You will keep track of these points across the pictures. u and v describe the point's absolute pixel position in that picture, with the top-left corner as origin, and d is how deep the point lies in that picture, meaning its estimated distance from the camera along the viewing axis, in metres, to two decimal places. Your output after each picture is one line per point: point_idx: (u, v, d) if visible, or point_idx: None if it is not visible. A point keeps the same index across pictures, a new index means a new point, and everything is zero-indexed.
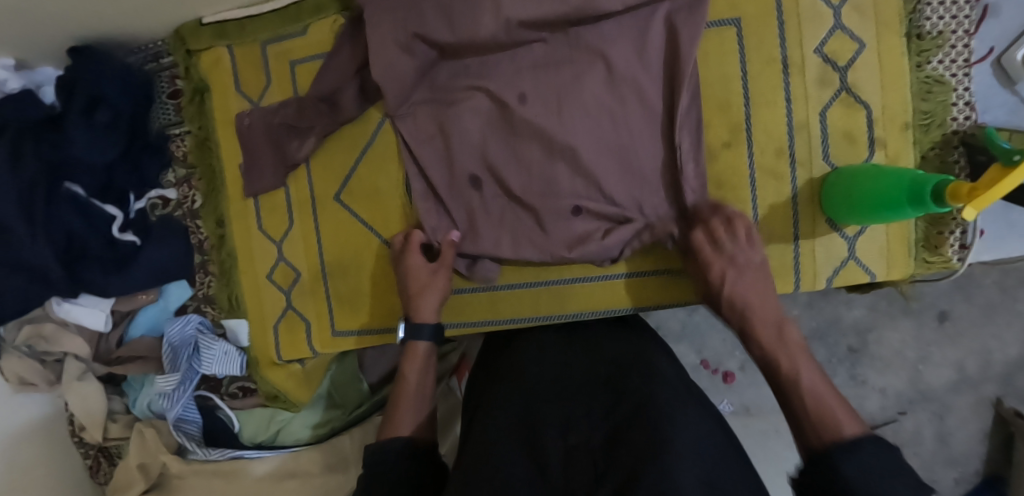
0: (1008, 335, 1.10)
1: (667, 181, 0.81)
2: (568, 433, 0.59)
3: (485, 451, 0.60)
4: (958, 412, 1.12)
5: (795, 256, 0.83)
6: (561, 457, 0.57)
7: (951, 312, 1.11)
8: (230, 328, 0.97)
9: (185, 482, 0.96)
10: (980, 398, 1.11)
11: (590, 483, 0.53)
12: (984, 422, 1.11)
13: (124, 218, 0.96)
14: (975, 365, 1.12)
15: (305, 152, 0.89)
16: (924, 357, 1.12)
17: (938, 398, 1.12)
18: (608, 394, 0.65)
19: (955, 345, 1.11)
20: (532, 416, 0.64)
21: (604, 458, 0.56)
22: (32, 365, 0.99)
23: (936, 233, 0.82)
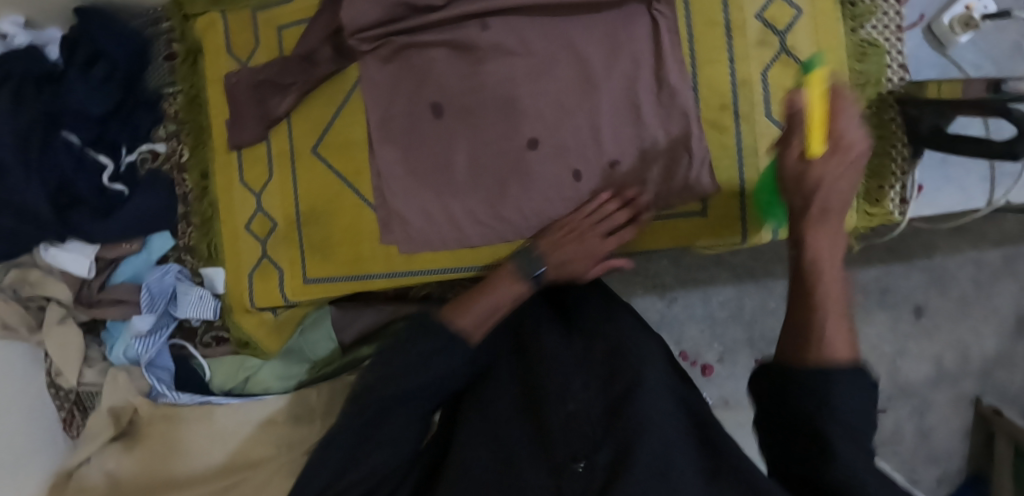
0: (984, 328, 1.22)
1: (630, 132, 0.86)
2: (568, 402, 0.62)
3: (489, 429, 0.65)
4: (937, 408, 1.23)
5: (740, 208, 0.87)
6: (561, 423, 0.61)
7: (927, 307, 1.22)
8: (206, 276, 1.01)
9: (154, 428, 1.00)
10: (959, 394, 1.22)
11: (589, 451, 0.57)
12: (965, 420, 1.23)
13: (114, 169, 1.02)
14: (953, 360, 1.23)
15: (286, 107, 0.94)
16: (902, 350, 1.23)
17: (921, 395, 1.23)
18: (608, 359, 0.66)
19: (931, 339, 1.23)
20: (535, 384, 0.66)
21: (602, 430, 0.59)
22: (16, 308, 1.04)
23: (877, 186, 0.86)
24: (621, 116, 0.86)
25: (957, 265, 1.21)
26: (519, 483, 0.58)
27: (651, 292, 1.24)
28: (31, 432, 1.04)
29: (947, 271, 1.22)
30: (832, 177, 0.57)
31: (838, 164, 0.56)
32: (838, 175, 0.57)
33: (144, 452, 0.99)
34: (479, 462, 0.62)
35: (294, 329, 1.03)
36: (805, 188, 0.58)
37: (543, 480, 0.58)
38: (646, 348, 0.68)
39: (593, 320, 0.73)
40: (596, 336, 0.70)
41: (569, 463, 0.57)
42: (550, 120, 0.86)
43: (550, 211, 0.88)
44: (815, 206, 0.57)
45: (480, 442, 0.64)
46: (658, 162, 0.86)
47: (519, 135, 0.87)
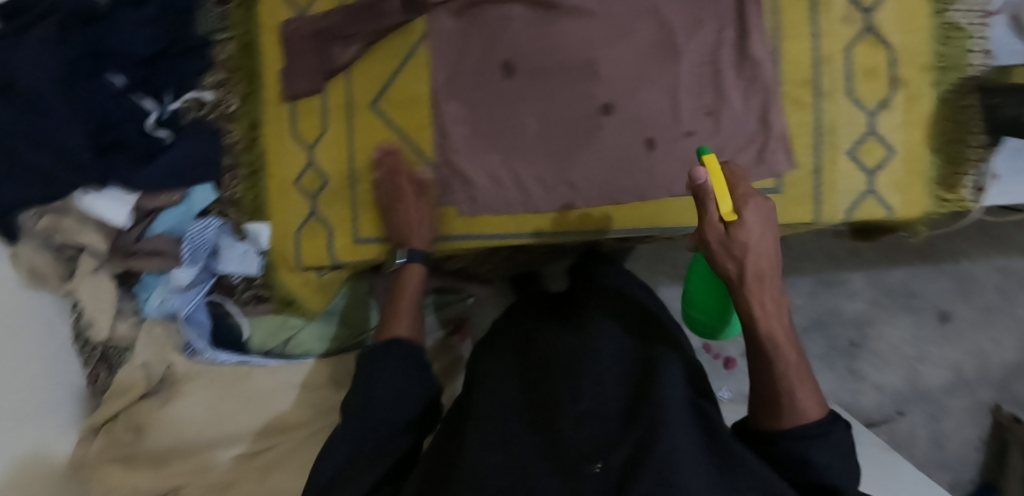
0: (1006, 339, 1.34)
1: (710, 103, 0.85)
2: (577, 404, 0.66)
3: (494, 434, 0.65)
4: (953, 415, 1.34)
5: (816, 185, 0.85)
6: (573, 424, 0.64)
7: (952, 313, 1.35)
8: (250, 232, 0.97)
9: (191, 385, 0.96)
10: (977, 402, 1.34)
11: (601, 449, 0.60)
12: (981, 428, 1.33)
13: (158, 115, 0.97)
14: (971, 367, 1.34)
15: (348, 58, 0.90)
16: (923, 356, 1.35)
17: (937, 401, 1.35)
18: (618, 377, 0.71)
19: (953, 345, 1.35)
20: (546, 391, 0.70)
21: (615, 432, 0.62)
22: (46, 256, 0.99)
23: (952, 173, 0.84)
24: (698, 89, 0.85)
25: (983, 273, 1.34)
26: (531, 481, 0.59)
27: (676, 282, 1.26)
28: (57, 386, 1.00)
29: (975, 278, 1.34)
30: (756, 238, 0.62)
31: (755, 230, 0.62)
32: (755, 240, 0.62)
33: (178, 409, 0.94)
34: (488, 464, 0.61)
35: (336, 293, 1.00)
36: (734, 255, 0.63)
37: (555, 481, 0.58)
38: (656, 364, 0.71)
39: (602, 336, 0.77)
40: (603, 349, 0.75)
41: (582, 464, 0.58)
42: (627, 88, 0.84)
43: (621, 180, 0.86)
44: (750, 273, 0.63)
45: (484, 443, 0.64)
46: (734, 136, 0.85)
47: (594, 98, 0.85)
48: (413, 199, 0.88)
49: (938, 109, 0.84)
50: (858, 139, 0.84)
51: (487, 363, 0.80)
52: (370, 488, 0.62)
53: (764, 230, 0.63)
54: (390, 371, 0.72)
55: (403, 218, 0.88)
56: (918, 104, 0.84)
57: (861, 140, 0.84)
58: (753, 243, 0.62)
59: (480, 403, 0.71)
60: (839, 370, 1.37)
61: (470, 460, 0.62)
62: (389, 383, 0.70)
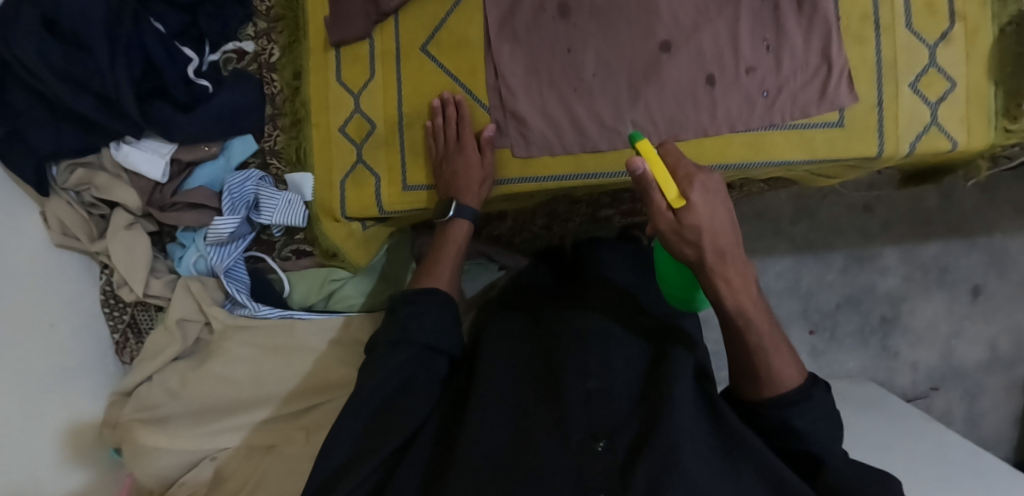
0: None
1: (770, 40, 0.84)
2: (588, 379, 0.66)
3: (504, 403, 0.66)
4: (988, 392, 1.36)
5: (878, 119, 0.84)
6: (582, 400, 0.65)
7: (985, 287, 1.34)
8: (292, 181, 0.94)
9: (228, 342, 0.92)
10: (1013, 379, 1.36)
11: (607, 430, 0.62)
12: (1014, 405, 1.37)
13: (198, 65, 0.95)
14: (1006, 345, 1.35)
15: (399, 2, 0.87)
16: (958, 331, 1.35)
17: (975, 379, 1.36)
18: (629, 354, 0.71)
19: (987, 320, 1.34)
20: (553, 364, 0.70)
21: (621, 415, 0.64)
22: (77, 214, 0.95)
23: (1016, 104, 0.83)
24: (758, 26, 0.84)
25: (1015, 247, 1.32)
26: (538, 456, 0.61)
27: None
28: (88, 350, 0.96)
29: (1008, 253, 1.33)
30: (708, 220, 0.61)
31: (705, 211, 0.60)
32: (707, 221, 0.61)
33: (215, 368, 0.91)
34: (496, 440, 0.63)
35: (380, 245, 0.98)
36: (691, 240, 0.61)
37: (564, 457, 0.60)
38: (665, 349, 0.71)
39: (610, 309, 0.77)
40: (612, 324, 0.75)
41: (589, 442, 0.61)
42: (688, 24, 0.84)
43: (682, 117, 0.85)
44: (709, 254, 0.62)
45: (494, 414, 0.65)
46: (795, 71, 0.84)
47: (651, 36, 0.84)
48: (475, 152, 0.86)
49: (999, 42, 0.83)
50: (919, 72, 0.84)
51: (492, 325, 0.78)
52: (393, 449, 0.65)
53: (716, 210, 0.61)
54: (428, 315, 0.73)
55: (461, 172, 0.86)
56: (978, 39, 0.84)
57: (922, 73, 0.84)
58: (706, 225, 0.60)
59: (485, 368, 0.70)
60: (873, 347, 1.35)
61: (476, 434, 0.62)
62: (427, 323, 0.72)
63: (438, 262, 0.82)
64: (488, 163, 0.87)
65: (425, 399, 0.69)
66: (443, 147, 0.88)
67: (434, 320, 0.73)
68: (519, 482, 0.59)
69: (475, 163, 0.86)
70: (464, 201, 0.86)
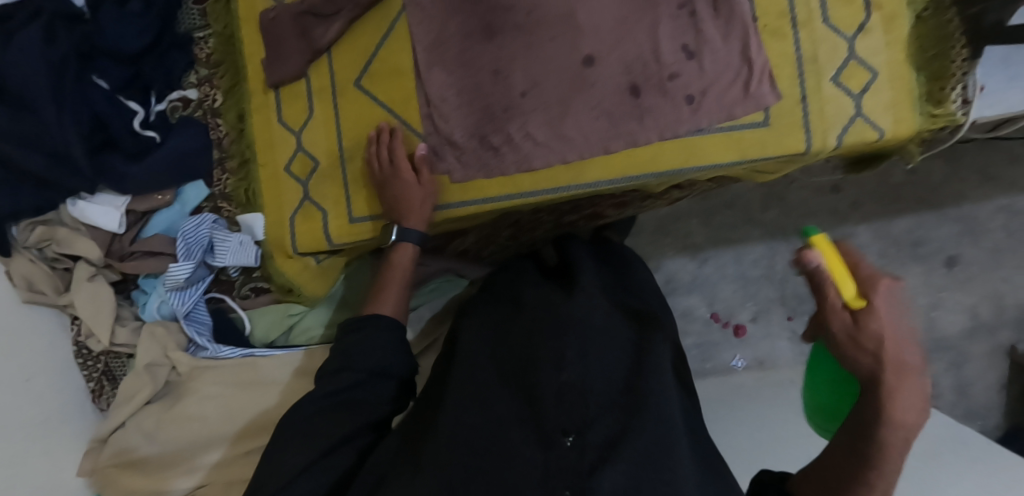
0: (1018, 277, 1.33)
1: (693, 43, 0.85)
2: (563, 370, 0.61)
3: (475, 396, 0.65)
4: (974, 360, 1.34)
5: (804, 113, 0.85)
6: (556, 391, 0.60)
7: (960, 257, 1.34)
8: (245, 222, 0.97)
9: (197, 382, 0.94)
10: (996, 345, 1.33)
11: (580, 424, 0.57)
12: (1000, 372, 1.33)
13: (145, 116, 0.98)
14: (989, 311, 1.34)
15: (331, 37, 0.90)
16: (936, 302, 1.34)
17: (958, 348, 1.34)
18: (612, 347, 0.66)
19: (965, 289, 1.34)
20: (528, 356, 0.66)
21: (597, 407, 0.58)
22: (41, 269, 0.98)
23: (938, 88, 0.85)
24: (679, 31, 0.85)
25: (986, 214, 1.33)
26: (505, 446, 0.59)
27: (681, 254, 1.33)
28: (67, 401, 0.97)
29: (979, 221, 1.34)
30: (896, 332, 0.52)
31: (886, 323, 0.52)
32: (889, 330, 0.52)
33: (187, 406, 0.93)
34: (464, 426, 0.62)
35: (336, 277, 0.99)
36: (867, 349, 0.53)
37: (530, 450, 0.57)
38: (647, 347, 0.68)
39: (595, 299, 0.72)
40: (597, 314, 0.69)
41: (558, 436, 0.57)
42: (612, 36, 0.85)
43: (613, 129, 0.85)
44: (888, 368, 0.52)
45: (465, 406, 0.64)
46: (720, 73, 0.85)
47: (577, 48, 0.85)
48: (411, 176, 0.87)
49: (917, 28, 0.85)
50: (840, 65, 0.85)
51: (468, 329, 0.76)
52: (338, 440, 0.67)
53: (905, 327, 0.52)
54: (372, 341, 0.74)
55: (402, 196, 0.87)
56: (898, 24, 0.85)
57: (843, 65, 0.85)
58: (889, 335, 0.52)
59: (463, 367, 0.70)
60: None
61: (448, 424, 0.62)
62: (365, 350, 0.73)
63: (386, 287, 0.84)
64: (426, 184, 0.88)
65: (376, 409, 0.71)
66: (380, 171, 0.89)
67: (379, 342, 0.74)
68: (479, 479, 0.57)
69: (418, 189, 0.87)
70: (409, 224, 0.87)
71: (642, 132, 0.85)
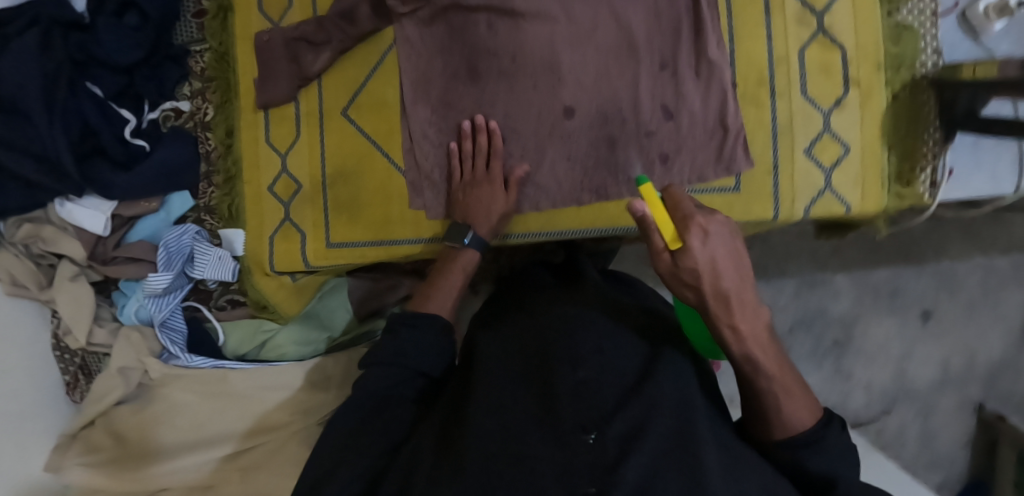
0: (991, 336, 1.34)
1: (671, 103, 0.86)
2: (578, 369, 0.64)
3: (492, 397, 0.64)
4: (941, 412, 1.34)
5: (774, 183, 0.87)
6: (573, 388, 0.62)
7: (935, 311, 1.34)
8: (226, 237, 0.99)
9: (168, 389, 0.98)
10: (965, 398, 1.34)
11: (601, 418, 0.59)
12: (966, 425, 1.34)
13: (136, 124, 1.00)
14: (959, 364, 1.34)
15: (320, 65, 0.92)
16: (909, 353, 1.33)
17: (927, 398, 1.34)
18: (622, 347, 0.69)
19: (937, 341, 1.34)
20: (544, 353, 0.68)
21: (613, 400, 0.61)
22: (26, 265, 1.00)
23: (908, 168, 0.87)
24: (660, 89, 0.86)
25: (964, 270, 1.34)
26: (526, 442, 0.59)
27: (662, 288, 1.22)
28: (42, 393, 1.00)
29: (957, 276, 1.34)
30: (718, 264, 0.59)
31: (703, 255, 0.58)
32: (704, 263, 0.58)
33: (154, 411, 0.97)
34: (486, 427, 0.61)
35: (314, 294, 1.02)
36: (688, 281, 0.59)
37: (550, 448, 0.57)
38: (660, 344, 0.71)
39: (602, 301, 0.77)
40: (602, 319, 0.73)
41: (578, 434, 0.58)
42: (591, 88, 0.86)
43: (584, 181, 0.88)
44: (707, 293, 0.59)
45: (484, 406, 0.63)
46: (694, 134, 0.86)
47: (558, 98, 0.87)
48: (498, 184, 0.86)
49: (892, 107, 0.87)
50: (814, 138, 0.86)
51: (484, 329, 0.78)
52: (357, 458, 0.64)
53: (727, 255, 0.59)
54: (421, 342, 0.72)
55: (483, 199, 0.85)
56: (872, 101, 0.86)
57: (817, 139, 0.86)
58: (702, 268, 0.58)
59: (479, 367, 0.70)
60: (827, 370, 1.33)
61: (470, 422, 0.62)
62: (422, 349, 0.72)
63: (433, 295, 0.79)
64: (507, 193, 0.86)
65: (400, 413, 0.68)
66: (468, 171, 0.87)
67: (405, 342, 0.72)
68: (505, 473, 0.56)
69: (501, 196, 0.85)
70: (475, 227, 0.84)
71: (614, 185, 0.87)
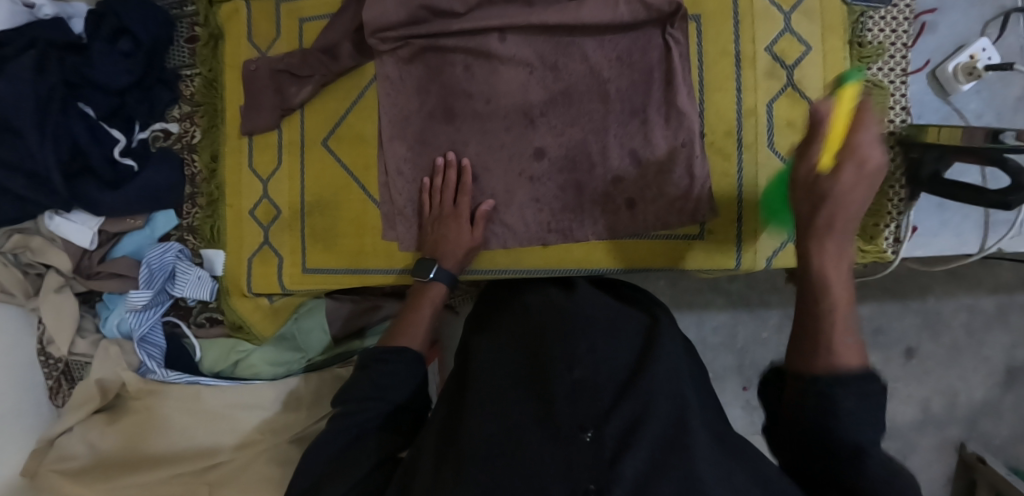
0: (972, 377, 1.26)
1: (639, 146, 0.88)
2: (574, 369, 0.66)
3: (490, 403, 0.65)
4: (920, 451, 1.28)
5: (738, 233, 0.88)
6: (570, 387, 0.64)
7: (918, 349, 1.27)
8: (206, 257, 1.03)
9: (141, 403, 1.01)
10: (945, 439, 1.27)
11: (600, 415, 0.61)
12: (947, 466, 1.27)
13: (126, 144, 1.04)
14: (941, 405, 1.27)
15: (302, 97, 0.96)
16: (889, 391, 1.28)
17: (904, 436, 1.28)
18: (616, 343, 0.70)
19: (920, 381, 1.27)
20: (539, 354, 0.69)
21: (610, 396, 0.63)
22: (14, 274, 1.04)
23: (873, 224, 0.88)
24: (629, 137, 0.88)
25: (950, 311, 1.26)
26: (528, 446, 0.60)
27: None
28: (23, 399, 1.04)
29: (942, 317, 1.27)
30: (846, 199, 0.57)
31: (849, 183, 0.56)
32: (849, 189, 0.56)
33: (124, 425, 1.01)
34: (487, 433, 0.62)
35: (289, 316, 1.04)
36: (814, 198, 0.58)
37: (550, 447, 0.59)
38: (654, 335, 0.71)
39: (595, 297, 0.77)
40: (597, 314, 0.74)
41: (577, 433, 0.60)
42: (558, 134, 0.89)
43: (551, 221, 0.90)
44: (822, 219, 0.58)
45: (485, 409, 0.65)
46: (660, 182, 0.88)
47: (530, 138, 0.89)
48: (466, 224, 0.88)
49: None
50: None
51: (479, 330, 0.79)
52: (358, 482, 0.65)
53: (860, 195, 0.57)
54: (397, 375, 0.73)
55: (450, 238, 0.87)
56: None
57: None
58: (837, 196, 0.57)
59: (479, 365, 0.71)
60: None
61: (469, 428, 0.63)
62: (398, 384, 0.72)
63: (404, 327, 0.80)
64: (473, 233, 0.88)
65: (388, 435, 0.70)
66: (435, 210, 0.89)
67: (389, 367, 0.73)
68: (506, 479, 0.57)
69: (466, 238, 0.87)
70: (442, 265, 0.86)
71: (578, 229, 0.90)
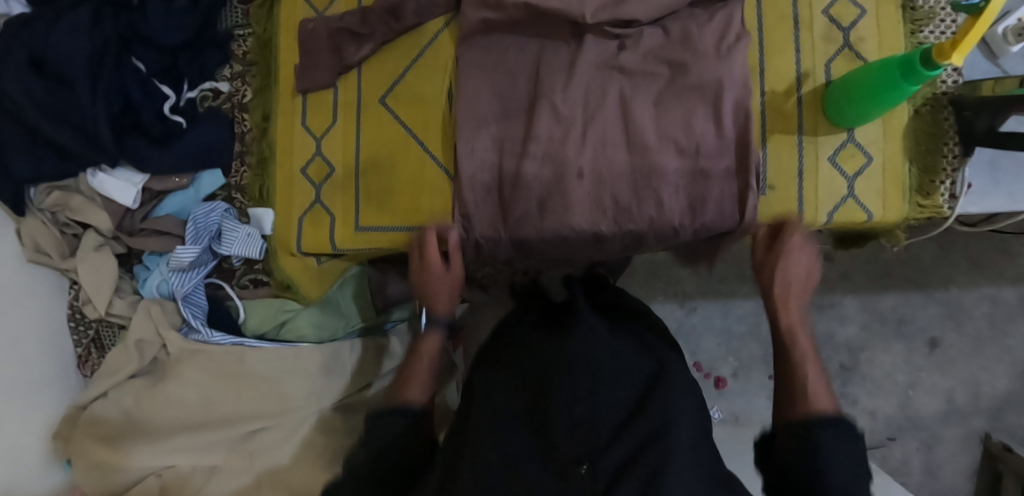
0: (996, 368, 1.24)
1: (706, 104, 0.87)
2: (574, 406, 0.62)
3: (491, 434, 0.63)
4: (946, 444, 1.24)
5: (799, 188, 0.90)
6: (568, 425, 0.61)
7: (942, 340, 1.25)
8: (255, 215, 1.01)
9: (183, 364, 0.97)
10: (969, 431, 1.23)
11: (593, 451, 0.58)
12: (972, 458, 1.23)
13: (175, 102, 1.02)
14: (964, 396, 1.25)
15: (361, 56, 0.96)
16: (914, 382, 1.25)
17: (929, 428, 1.24)
18: (619, 379, 0.67)
19: (944, 372, 1.25)
20: (542, 386, 0.66)
21: (607, 435, 0.60)
22: (50, 232, 0.99)
23: (929, 180, 0.89)
24: (689, 93, 0.88)
25: (972, 301, 1.25)
26: (523, 480, 0.58)
27: (670, 300, 1.23)
28: (49, 364, 0.98)
29: (964, 307, 1.26)
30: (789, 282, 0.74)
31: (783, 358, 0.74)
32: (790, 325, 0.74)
33: (169, 387, 0.96)
34: (483, 465, 0.60)
35: (336, 278, 1.02)
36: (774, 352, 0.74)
37: (546, 483, 0.57)
38: (661, 373, 0.69)
39: (598, 331, 0.74)
40: (603, 349, 0.71)
41: (573, 465, 0.58)
42: (616, 97, 0.90)
43: (608, 176, 0.89)
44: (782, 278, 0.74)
45: (483, 442, 0.63)
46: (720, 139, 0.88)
47: None
48: (439, 268, 0.84)
49: (914, 121, 0.90)
50: (838, 146, 0.89)
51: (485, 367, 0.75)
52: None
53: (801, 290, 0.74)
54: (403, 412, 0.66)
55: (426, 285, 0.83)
56: (894, 117, 0.89)
57: (841, 148, 0.89)
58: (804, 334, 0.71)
59: (483, 399, 0.69)
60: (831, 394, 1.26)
61: (469, 462, 0.61)
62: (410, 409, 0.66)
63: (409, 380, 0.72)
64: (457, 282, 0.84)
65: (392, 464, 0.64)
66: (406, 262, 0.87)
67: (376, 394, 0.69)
68: None
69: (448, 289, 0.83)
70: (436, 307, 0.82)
71: (632, 192, 0.89)
